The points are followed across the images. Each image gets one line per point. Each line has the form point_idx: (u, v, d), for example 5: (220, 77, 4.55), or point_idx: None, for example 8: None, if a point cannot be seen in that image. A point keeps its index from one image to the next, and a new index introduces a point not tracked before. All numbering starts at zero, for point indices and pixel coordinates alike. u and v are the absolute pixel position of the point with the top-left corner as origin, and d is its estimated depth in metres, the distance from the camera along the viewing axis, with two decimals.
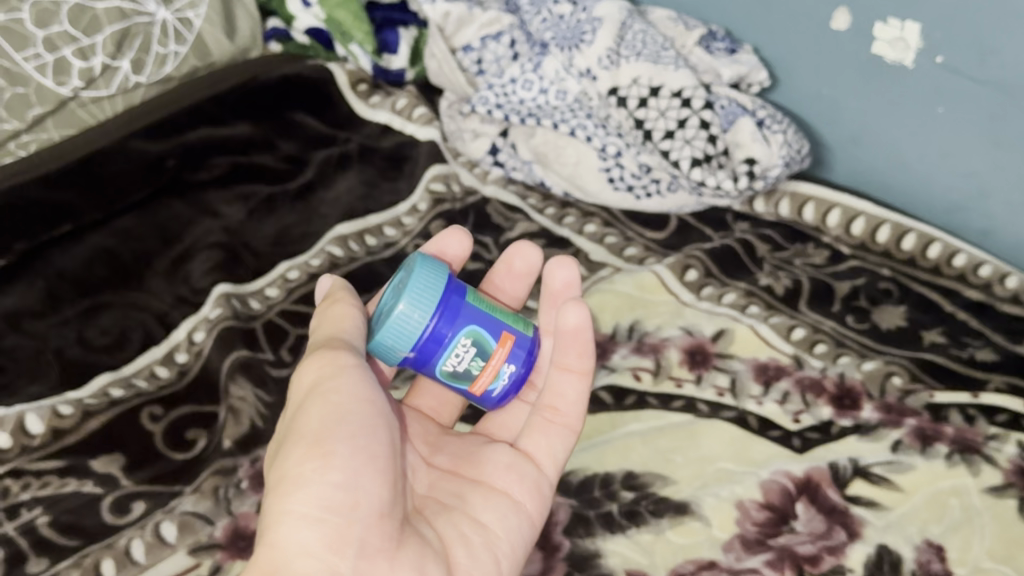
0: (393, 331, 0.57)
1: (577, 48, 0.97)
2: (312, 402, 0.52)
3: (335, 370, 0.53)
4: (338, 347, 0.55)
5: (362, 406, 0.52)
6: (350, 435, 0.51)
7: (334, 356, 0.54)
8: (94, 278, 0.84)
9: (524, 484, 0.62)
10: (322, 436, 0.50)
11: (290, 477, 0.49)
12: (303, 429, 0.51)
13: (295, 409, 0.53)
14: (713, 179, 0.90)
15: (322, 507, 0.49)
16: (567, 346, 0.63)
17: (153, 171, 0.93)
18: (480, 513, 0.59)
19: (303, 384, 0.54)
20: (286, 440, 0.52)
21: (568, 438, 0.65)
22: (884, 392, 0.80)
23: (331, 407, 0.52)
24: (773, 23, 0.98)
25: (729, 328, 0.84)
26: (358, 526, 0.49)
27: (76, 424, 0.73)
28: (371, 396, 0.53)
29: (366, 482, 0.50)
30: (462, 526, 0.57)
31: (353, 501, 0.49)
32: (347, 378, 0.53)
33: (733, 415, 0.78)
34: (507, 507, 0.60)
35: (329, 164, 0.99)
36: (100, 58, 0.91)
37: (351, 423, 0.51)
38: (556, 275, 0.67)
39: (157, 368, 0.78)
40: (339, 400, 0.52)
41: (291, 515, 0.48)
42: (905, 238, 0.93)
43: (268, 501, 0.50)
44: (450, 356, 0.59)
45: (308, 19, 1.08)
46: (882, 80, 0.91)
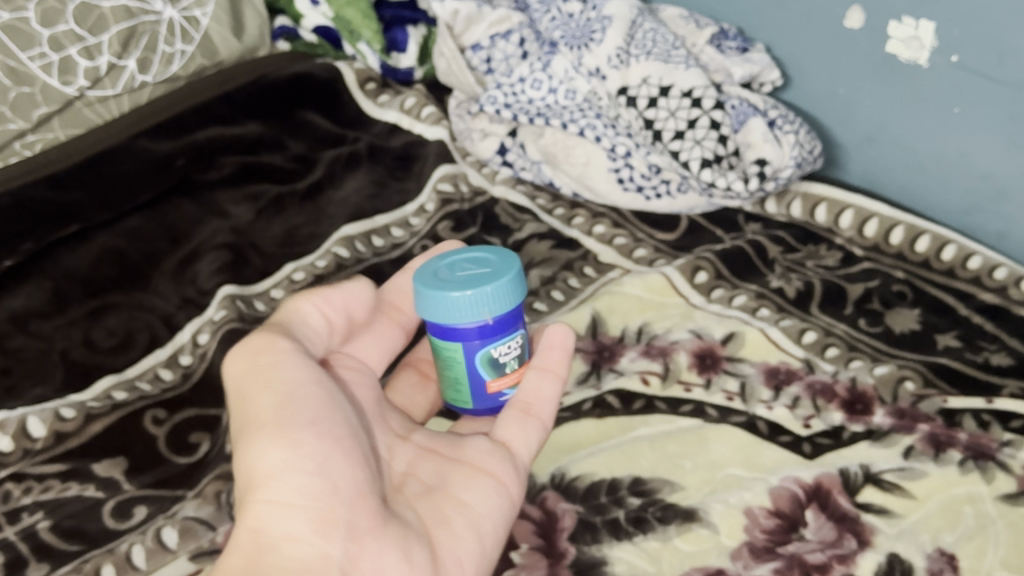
0: (478, 301, 0.58)
1: (586, 47, 0.94)
2: (260, 392, 0.51)
3: (275, 359, 0.52)
4: (271, 335, 0.54)
5: (314, 388, 0.51)
6: (310, 421, 0.49)
7: (266, 344, 0.53)
8: (101, 278, 0.83)
9: (503, 466, 0.57)
10: (281, 422, 0.49)
11: (260, 465, 0.48)
12: (257, 415, 0.50)
13: (240, 399, 0.51)
14: (723, 181, 0.86)
15: (303, 494, 0.47)
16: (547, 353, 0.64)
17: (162, 171, 0.91)
18: (460, 494, 0.55)
19: (240, 378, 0.52)
20: (240, 431, 0.50)
21: (544, 432, 0.60)
22: (897, 397, 0.78)
23: (287, 393, 0.51)
24: (786, 21, 0.97)
25: (739, 332, 0.83)
26: (341, 507, 0.48)
27: (79, 427, 0.73)
28: (317, 378, 0.53)
29: (338, 461, 0.49)
30: (443, 506, 0.54)
31: (331, 484, 0.48)
32: (292, 364, 0.52)
33: (742, 420, 0.77)
34: (490, 487, 0.56)
35: (338, 162, 0.98)
36: (106, 58, 0.91)
37: (307, 405, 0.50)
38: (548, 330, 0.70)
39: (161, 371, 0.78)
40: (292, 386, 0.51)
41: (271, 504, 0.47)
42: (919, 240, 0.92)
43: (240, 495, 0.49)
44: (504, 345, 0.61)
45: (316, 17, 1.07)
46: (897, 79, 0.90)
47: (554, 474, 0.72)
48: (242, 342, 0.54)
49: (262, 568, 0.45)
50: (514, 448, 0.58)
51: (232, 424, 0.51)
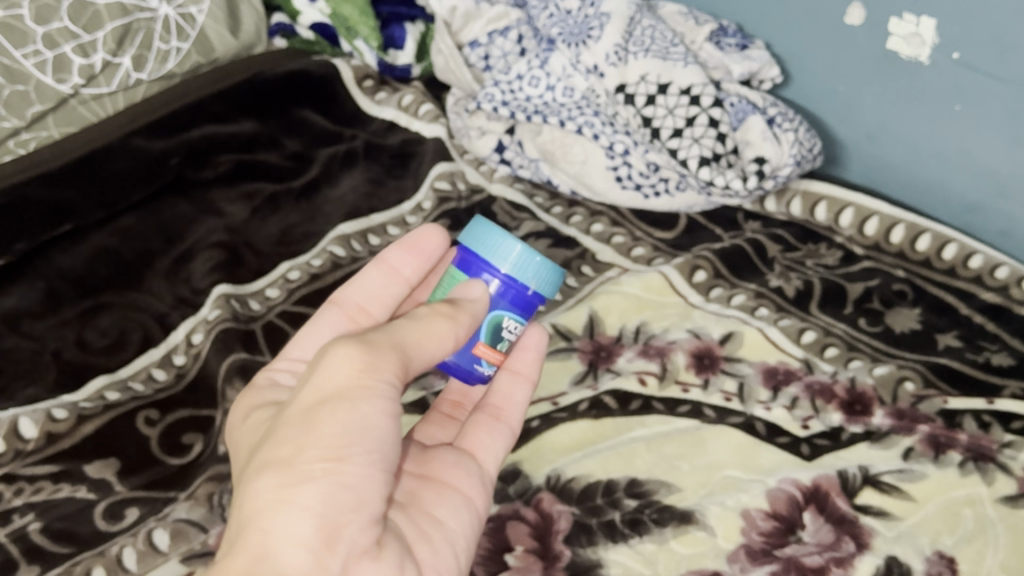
0: (526, 265, 0.57)
1: (584, 44, 0.92)
2: (336, 403, 0.44)
3: (369, 377, 0.45)
4: (388, 350, 0.46)
5: (388, 421, 0.45)
6: (369, 449, 0.44)
7: (379, 361, 0.45)
8: (95, 278, 0.83)
9: (474, 480, 0.58)
10: (343, 439, 0.43)
11: (297, 461, 0.43)
12: (318, 425, 0.44)
13: (316, 400, 0.45)
14: (721, 179, 0.85)
15: (326, 505, 0.43)
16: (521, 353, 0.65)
17: (155, 168, 0.91)
18: (435, 509, 0.54)
19: (325, 381, 0.45)
20: (296, 433, 0.44)
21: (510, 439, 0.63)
22: (896, 398, 0.78)
23: (355, 418, 0.44)
24: (786, 18, 0.95)
25: (737, 331, 0.83)
26: (359, 531, 0.44)
27: (71, 428, 0.72)
28: (396, 418, 0.46)
29: (377, 485, 0.44)
30: (421, 521, 0.52)
31: (357, 502, 0.44)
32: (383, 392, 0.45)
33: (739, 420, 0.76)
34: (459, 503, 0.55)
35: (334, 160, 0.97)
36: (101, 55, 0.90)
37: (375, 435, 0.44)
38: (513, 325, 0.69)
39: (154, 371, 0.77)
40: (370, 414, 0.44)
41: (293, 509, 0.42)
42: (920, 238, 0.91)
43: (262, 488, 0.43)
44: (513, 323, 0.58)
45: (313, 14, 1.06)
46: (899, 75, 0.88)
47: (549, 475, 0.71)
48: (344, 343, 0.46)
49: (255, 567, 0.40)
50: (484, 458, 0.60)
51: (289, 427, 0.45)
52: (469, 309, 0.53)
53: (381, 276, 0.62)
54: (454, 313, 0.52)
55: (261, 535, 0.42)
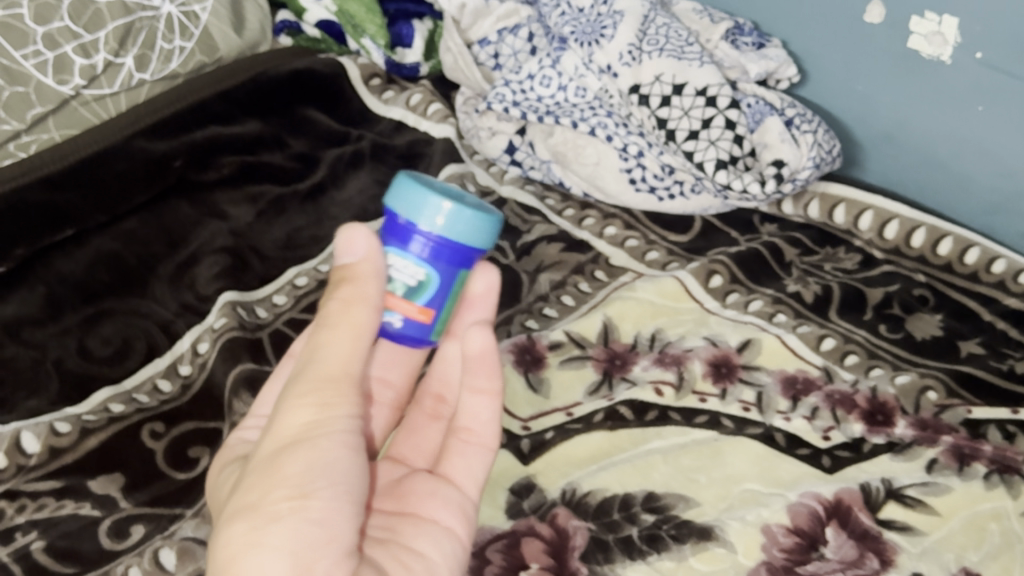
0: (421, 201, 0.52)
1: (597, 43, 0.90)
2: (297, 445, 0.45)
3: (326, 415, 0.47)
4: (329, 381, 0.47)
5: (344, 453, 0.46)
6: (333, 483, 0.45)
7: (330, 399, 0.47)
8: (96, 283, 0.81)
9: (450, 506, 0.56)
10: (306, 476, 0.45)
11: (262, 501, 0.44)
12: (280, 466, 0.45)
13: (276, 446, 0.46)
14: (739, 183, 0.82)
15: (297, 540, 0.43)
16: (475, 368, 0.60)
17: (158, 170, 0.89)
18: (415, 542, 0.52)
19: (281, 428, 0.46)
20: (258, 477, 0.45)
21: (487, 458, 0.60)
22: (919, 407, 0.76)
23: (313, 454, 0.45)
24: (803, 15, 0.91)
25: (755, 338, 0.81)
26: (334, 564, 0.44)
27: (75, 442, 0.70)
28: (355, 455, 0.47)
29: (344, 516, 0.45)
30: (401, 554, 0.51)
31: (329, 535, 0.44)
32: (339, 429, 0.47)
33: (759, 431, 0.74)
34: (439, 532, 0.54)
35: (341, 162, 0.95)
36: (102, 55, 0.88)
37: (336, 471, 0.45)
38: (475, 281, 0.61)
39: (159, 382, 0.76)
40: (331, 451, 0.46)
41: (262, 547, 0.42)
42: (942, 242, 0.88)
43: (231, 534, 0.43)
44: (412, 266, 0.52)
45: (319, 11, 1.04)
46: (918, 75, 0.86)
47: (564, 489, 0.70)
48: (294, 389, 0.47)
49: None
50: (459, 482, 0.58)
51: (250, 474, 0.46)
52: (368, 274, 0.50)
53: None
54: (355, 288, 0.49)
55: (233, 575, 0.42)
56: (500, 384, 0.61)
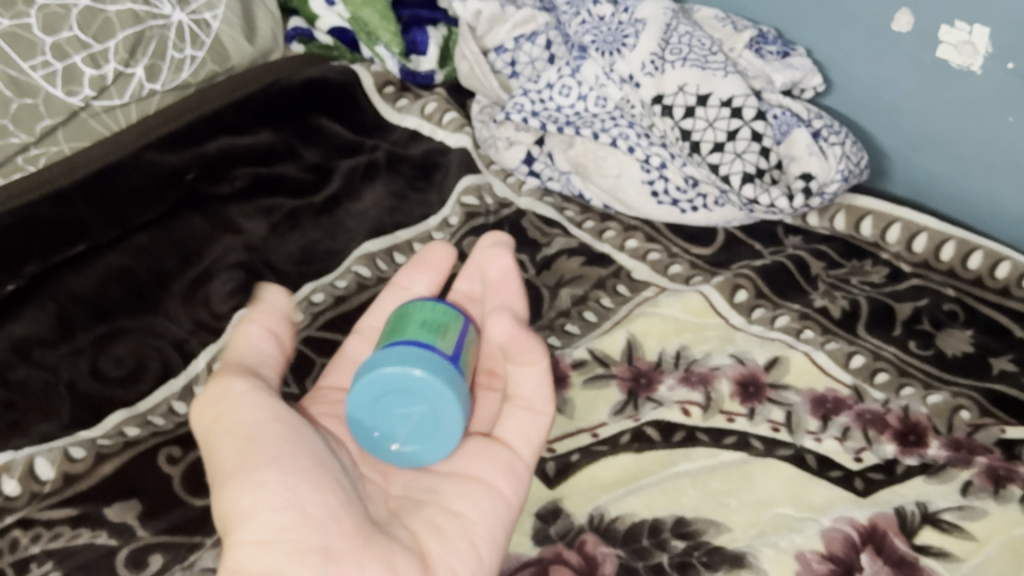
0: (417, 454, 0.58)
1: (619, 53, 0.88)
2: (225, 440, 0.53)
3: (233, 402, 0.54)
4: (237, 372, 0.56)
5: (275, 431, 0.53)
6: (275, 458, 0.51)
7: (231, 388, 0.55)
8: (108, 301, 0.79)
9: (496, 465, 0.60)
10: (250, 467, 0.51)
11: (233, 508, 0.50)
12: (224, 465, 0.52)
13: (210, 452, 0.54)
14: (766, 197, 0.81)
15: (277, 528, 0.49)
16: (513, 344, 0.63)
17: (169, 184, 0.86)
18: (454, 504, 0.58)
19: (206, 428, 0.55)
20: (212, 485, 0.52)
21: (542, 420, 0.63)
22: (952, 428, 0.74)
23: (252, 448, 0.52)
24: (821, 25, 0.90)
25: (783, 356, 0.79)
26: (316, 535, 0.49)
27: (89, 468, 0.68)
28: (275, 424, 0.53)
29: (304, 490, 0.50)
30: (435, 516, 0.57)
31: (301, 514, 0.50)
32: (251, 411, 0.53)
33: (789, 453, 0.73)
34: (481, 490, 0.59)
35: (356, 174, 0.92)
36: (112, 65, 0.86)
37: (271, 447, 0.52)
38: (492, 263, 0.69)
39: (175, 405, 0.74)
40: (261, 433, 0.53)
41: (248, 545, 0.49)
42: (972, 256, 0.87)
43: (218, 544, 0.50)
44: None
45: (332, 18, 1.03)
46: (948, 85, 0.84)
47: (592, 514, 0.68)
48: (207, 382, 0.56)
49: None
50: (507, 443, 0.62)
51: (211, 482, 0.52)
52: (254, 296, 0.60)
53: (392, 297, 0.71)
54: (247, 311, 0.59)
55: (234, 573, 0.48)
56: (539, 354, 0.63)
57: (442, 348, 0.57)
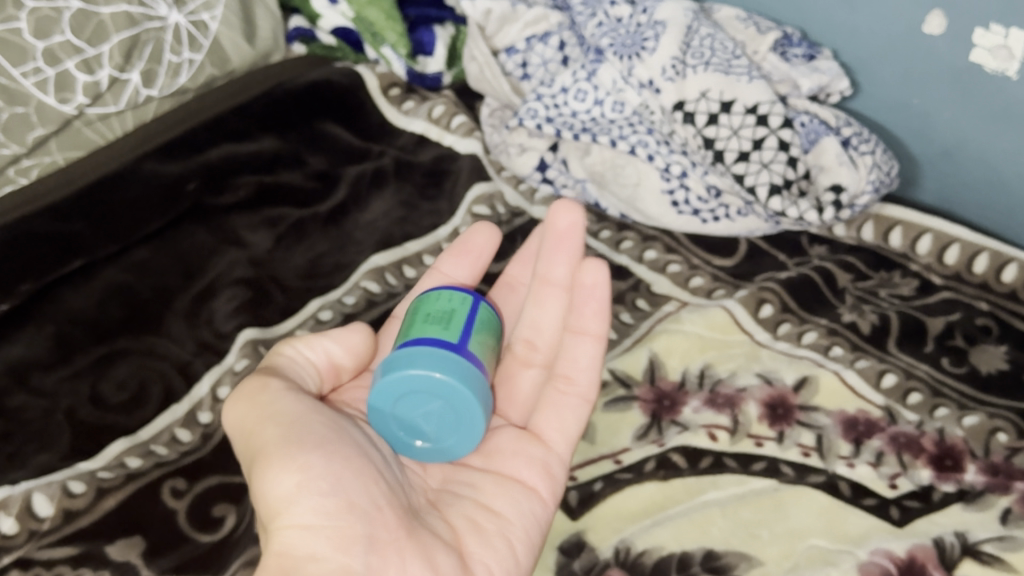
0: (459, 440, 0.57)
1: (637, 57, 0.84)
2: (265, 424, 0.52)
3: (273, 394, 0.53)
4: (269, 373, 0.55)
5: (316, 420, 0.52)
6: (318, 446, 0.51)
7: (265, 384, 0.54)
8: (108, 321, 0.75)
9: (535, 463, 0.61)
10: (294, 450, 0.50)
11: (275, 490, 0.49)
12: (264, 450, 0.51)
13: (245, 440, 0.53)
14: (794, 210, 0.77)
15: (322, 515, 0.48)
16: (583, 307, 0.67)
17: (172, 195, 0.83)
18: (494, 502, 0.58)
19: (240, 417, 0.54)
20: (251, 467, 0.51)
21: (582, 409, 0.65)
22: (989, 451, 0.71)
23: (294, 434, 0.51)
24: (855, 23, 0.86)
25: (812, 375, 0.76)
26: (364, 524, 0.49)
27: (91, 503, 0.65)
28: (316, 417, 0.53)
29: (349, 480, 0.50)
30: (473, 514, 0.57)
31: (346, 502, 0.49)
32: (293, 403, 0.53)
33: (821, 480, 0.69)
34: (519, 492, 0.59)
35: (363, 181, 0.89)
36: (107, 71, 0.82)
37: (314, 436, 0.51)
38: (560, 219, 0.69)
39: (178, 432, 0.70)
40: (300, 420, 0.52)
41: (293, 529, 0.48)
42: (1006, 269, 0.83)
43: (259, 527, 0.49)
44: None
45: (335, 18, 0.99)
46: (981, 89, 0.80)
47: (618, 548, 0.64)
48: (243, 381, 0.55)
49: None
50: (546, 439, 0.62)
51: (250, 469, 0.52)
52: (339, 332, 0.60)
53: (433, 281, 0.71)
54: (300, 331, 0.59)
55: (282, 559, 0.48)
56: (603, 330, 0.67)
57: (450, 342, 0.56)
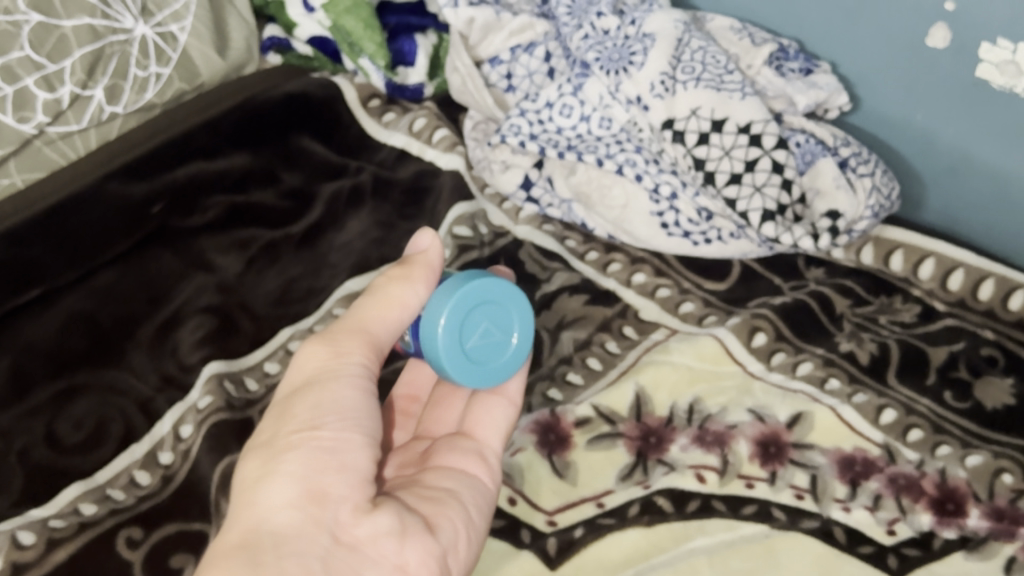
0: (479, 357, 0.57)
1: (625, 72, 0.80)
2: (306, 383, 0.50)
3: (336, 358, 0.50)
4: (345, 325, 0.52)
5: (357, 390, 0.50)
6: (338, 411, 0.49)
7: (344, 347, 0.50)
8: (68, 353, 0.71)
9: (468, 457, 0.57)
10: (314, 412, 0.48)
11: (281, 441, 0.48)
12: (294, 403, 0.50)
13: (290, 390, 0.51)
14: (788, 236, 0.74)
15: (307, 468, 0.47)
16: None
17: (136, 216, 0.79)
18: (438, 481, 0.55)
19: (301, 374, 0.51)
20: (276, 414, 0.50)
21: (510, 411, 0.61)
22: (993, 493, 0.67)
23: (320, 396, 0.49)
24: (856, 34, 0.82)
25: (807, 411, 0.72)
26: (349, 489, 0.47)
27: (41, 555, 0.61)
28: (367, 397, 0.50)
29: (354, 444, 0.48)
30: (424, 490, 0.53)
31: (338, 464, 0.47)
32: (351, 372, 0.50)
33: (815, 525, 0.66)
34: (461, 477, 0.56)
35: (339, 199, 0.85)
36: (68, 88, 0.78)
37: (344, 405, 0.49)
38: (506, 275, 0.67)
39: (137, 474, 0.67)
40: (336, 387, 0.49)
41: (274, 476, 0.47)
42: (1013, 296, 0.79)
43: (250, 469, 0.48)
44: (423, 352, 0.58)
45: (311, 26, 0.95)
46: (988, 105, 0.76)
47: None
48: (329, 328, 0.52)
49: (252, 527, 0.45)
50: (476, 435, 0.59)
51: (268, 416, 0.50)
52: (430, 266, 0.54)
53: None
54: (410, 267, 0.54)
55: (257, 506, 0.46)
56: None
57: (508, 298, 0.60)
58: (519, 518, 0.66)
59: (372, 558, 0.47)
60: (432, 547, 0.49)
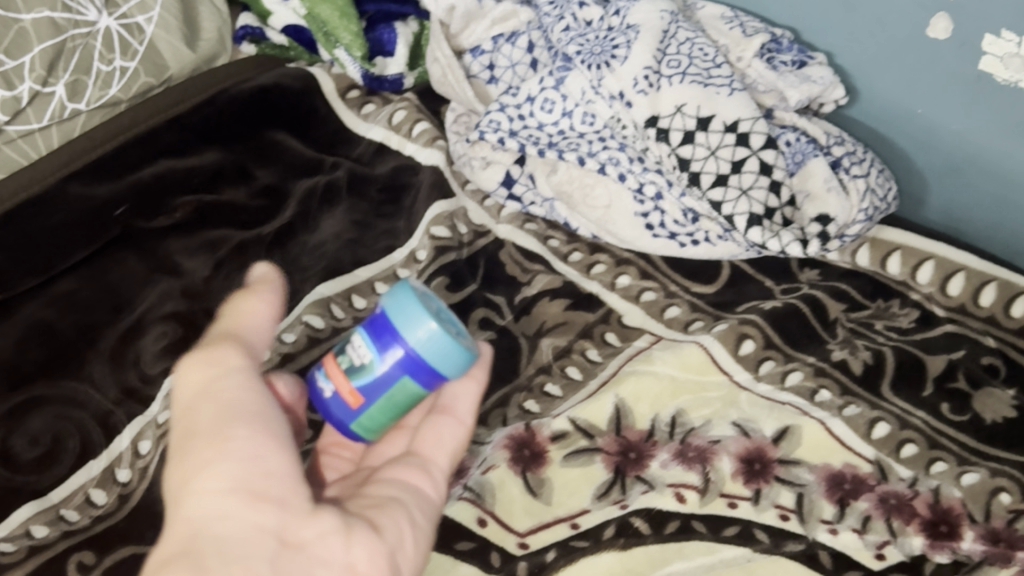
0: (437, 345, 0.47)
1: (607, 66, 0.77)
2: (200, 399, 0.43)
3: (221, 372, 0.43)
4: (225, 340, 0.45)
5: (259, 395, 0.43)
6: (250, 416, 0.42)
7: (221, 356, 0.44)
8: (27, 366, 0.66)
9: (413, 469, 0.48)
10: (223, 421, 0.41)
11: (193, 462, 0.40)
12: (193, 417, 0.42)
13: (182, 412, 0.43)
14: (776, 242, 0.71)
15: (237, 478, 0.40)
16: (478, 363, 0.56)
17: (100, 220, 0.76)
18: (381, 491, 0.46)
19: (186, 398, 0.43)
20: (177, 434, 0.42)
21: (460, 430, 0.52)
22: (989, 515, 0.63)
23: (224, 405, 0.42)
24: (852, 24, 0.78)
25: (794, 425, 0.68)
26: (284, 497, 0.40)
27: None
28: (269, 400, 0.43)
29: (277, 449, 0.41)
30: (365, 503, 0.44)
31: (266, 471, 0.40)
32: (243, 378, 0.43)
33: (800, 548, 0.62)
34: (409, 488, 0.46)
35: (313, 197, 0.82)
36: (28, 85, 0.75)
37: (248, 409, 0.42)
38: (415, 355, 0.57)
39: (92, 493, 0.63)
40: (234, 390, 0.43)
41: (201, 493, 0.39)
42: (1016, 303, 0.76)
43: (171, 489, 0.41)
44: (358, 366, 0.49)
45: (286, 15, 0.94)
46: (996, 101, 0.72)
47: None
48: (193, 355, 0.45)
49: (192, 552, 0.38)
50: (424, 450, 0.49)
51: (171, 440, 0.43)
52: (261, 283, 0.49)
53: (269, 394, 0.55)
54: (249, 287, 0.48)
55: (185, 525, 0.39)
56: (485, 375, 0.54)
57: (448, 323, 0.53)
58: (490, 541, 0.61)
59: (323, 561, 0.39)
60: (383, 547, 0.42)
